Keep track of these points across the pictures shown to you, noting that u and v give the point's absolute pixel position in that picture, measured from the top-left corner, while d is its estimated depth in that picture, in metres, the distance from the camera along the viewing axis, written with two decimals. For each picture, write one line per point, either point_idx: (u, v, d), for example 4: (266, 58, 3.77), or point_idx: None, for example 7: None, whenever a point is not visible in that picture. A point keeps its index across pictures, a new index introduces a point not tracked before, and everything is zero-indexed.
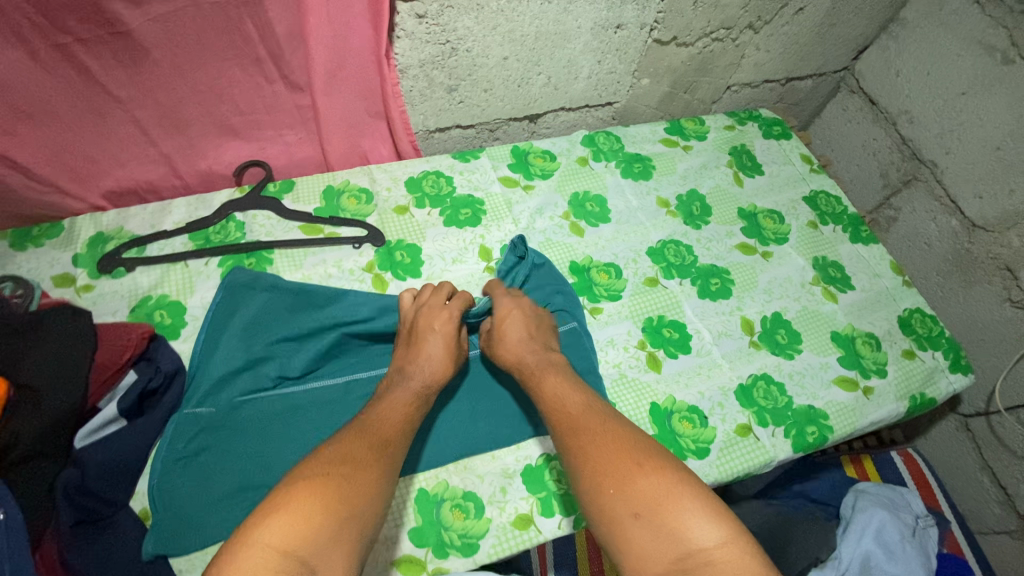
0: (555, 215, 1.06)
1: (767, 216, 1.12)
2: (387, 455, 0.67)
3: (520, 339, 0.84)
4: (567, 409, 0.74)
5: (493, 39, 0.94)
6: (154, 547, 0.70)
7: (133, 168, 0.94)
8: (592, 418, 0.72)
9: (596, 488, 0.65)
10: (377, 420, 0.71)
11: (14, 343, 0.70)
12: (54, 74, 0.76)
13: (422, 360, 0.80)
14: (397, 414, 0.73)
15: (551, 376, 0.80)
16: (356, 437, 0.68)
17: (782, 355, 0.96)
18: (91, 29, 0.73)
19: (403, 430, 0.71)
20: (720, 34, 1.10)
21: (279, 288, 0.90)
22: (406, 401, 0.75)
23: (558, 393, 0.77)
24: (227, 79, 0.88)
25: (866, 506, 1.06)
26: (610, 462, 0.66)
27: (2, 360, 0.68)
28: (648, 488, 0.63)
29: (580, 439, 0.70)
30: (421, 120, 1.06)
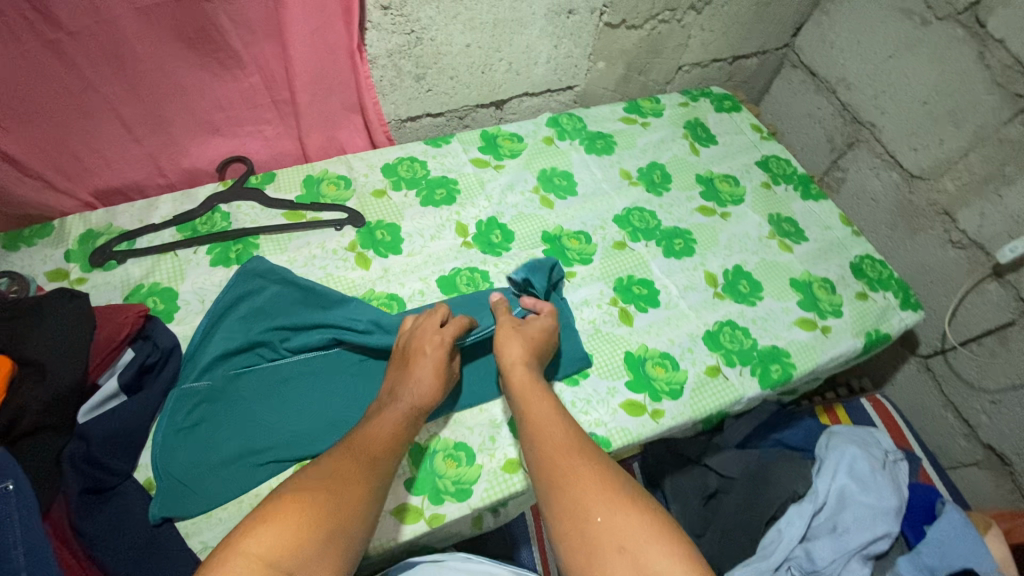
0: (526, 190, 1.12)
1: (723, 180, 1.19)
2: (376, 471, 0.68)
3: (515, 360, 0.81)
4: (558, 431, 0.73)
5: (455, 27, 1.01)
6: (160, 510, 0.73)
7: (119, 167, 0.99)
8: (585, 443, 0.72)
9: (579, 516, 0.64)
10: (364, 438, 0.71)
11: (18, 325, 0.74)
12: (43, 74, 0.82)
13: (410, 382, 0.78)
14: (386, 433, 0.72)
15: (537, 396, 0.78)
16: (342, 459, 0.68)
17: (745, 304, 1.03)
18: (80, 28, 0.80)
19: (392, 451, 0.71)
20: (665, 16, 1.19)
21: (289, 282, 0.92)
22: (396, 417, 0.74)
23: (547, 416, 0.75)
24: (207, 75, 0.94)
25: (838, 443, 1.12)
26: (596, 491, 0.65)
27: (8, 340, 0.72)
28: (633, 524, 0.62)
29: (566, 463, 0.69)
30: (392, 109, 1.12)
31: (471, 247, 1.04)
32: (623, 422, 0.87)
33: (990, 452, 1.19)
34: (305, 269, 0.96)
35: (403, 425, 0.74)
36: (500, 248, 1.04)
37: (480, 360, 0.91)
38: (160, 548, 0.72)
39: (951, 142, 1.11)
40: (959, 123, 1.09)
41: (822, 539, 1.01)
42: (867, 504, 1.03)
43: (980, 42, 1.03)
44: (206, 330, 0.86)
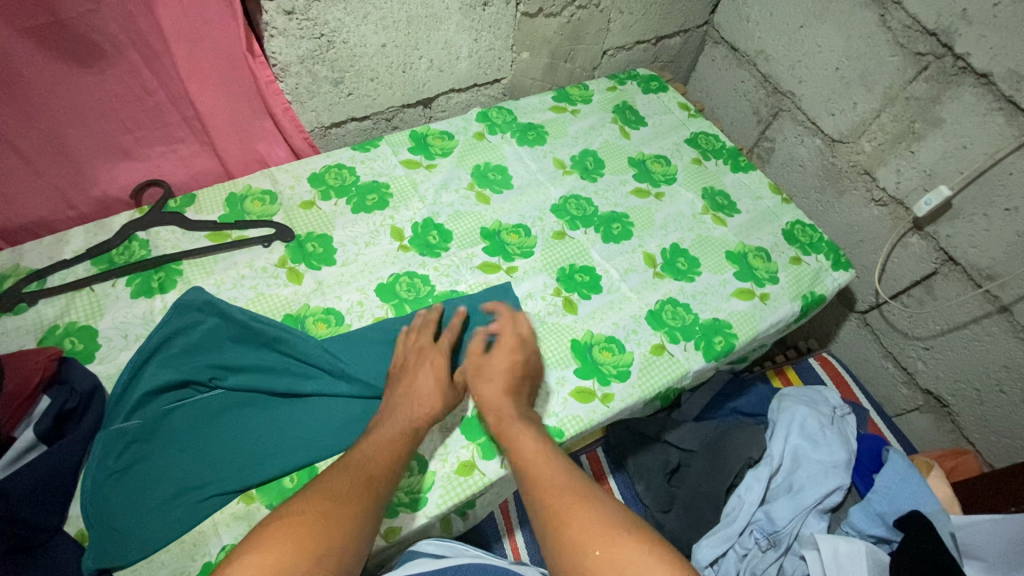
0: (460, 188, 1.11)
1: (655, 161, 1.20)
2: (370, 489, 0.68)
3: (503, 392, 0.82)
4: (551, 469, 0.73)
5: (368, 28, 0.99)
6: (95, 562, 0.69)
7: (21, 204, 0.93)
8: (579, 480, 0.71)
9: (578, 550, 0.63)
10: (365, 462, 0.71)
11: None
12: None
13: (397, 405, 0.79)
14: (384, 453, 0.73)
15: (526, 434, 0.77)
16: (340, 479, 0.68)
17: (684, 280, 1.04)
18: None
19: (389, 469, 0.72)
20: (583, 2, 1.19)
21: (226, 315, 0.85)
22: (394, 439, 0.75)
23: (538, 452, 0.75)
24: (106, 94, 0.90)
25: (788, 406, 1.16)
26: (594, 524, 0.65)
27: None
28: (632, 554, 0.60)
29: (560, 502, 0.68)
30: (314, 117, 1.09)
31: (408, 250, 1.02)
32: (574, 410, 0.88)
33: (929, 396, 1.25)
34: (234, 291, 0.92)
35: (405, 442, 0.76)
36: (438, 248, 1.02)
37: None
38: None
39: (864, 104, 1.15)
40: (870, 86, 1.13)
41: (779, 499, 1.04)
42: (819, 460, 1.07)
43: (880, 6, 1.07)
44: (133, 371, 0.80)
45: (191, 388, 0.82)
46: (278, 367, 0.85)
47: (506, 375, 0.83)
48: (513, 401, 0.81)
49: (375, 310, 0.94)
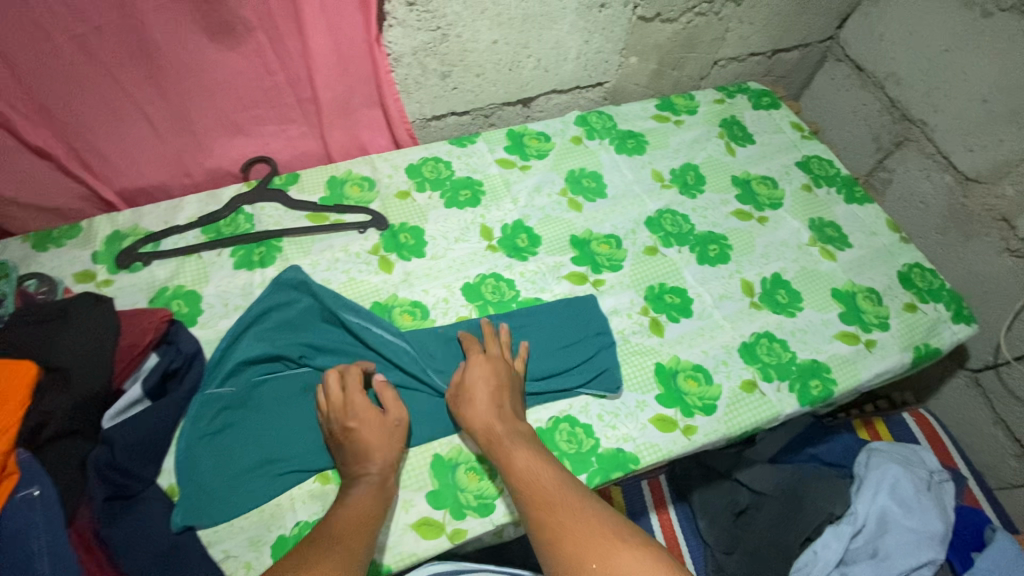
0: (553, 192, 1.08)
1: (761, 182, 1.13)
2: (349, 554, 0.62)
3: (485, 403, 0.78)
4: (541, 482, 0.69)
5: (482, 23, 0.97)
6: (183, 518, 0.73)
7: (144, 166, 1.00)
8: (568, 492, 0.67)
9: (575, 565, 0.59)
10: (341, 527, 0.66)
11: (45, 328, 0.74)
12: (66, 67, 0.83)
13: (352, 456, 0.75)
14: (357, 520, 0.67)
15: (512, 454, 0.73)
16: (313, 546, 0.62)
17: (784, 314, 0.97)
18: (105, 14, 0.80)
19: (364, 534, 0.66)
20: (703, 9, 1.13)
21: (319, 296, 0.88)
22: (372, 501, 0.70)
23: (530, 466, 0.71)
24: (231, 71, 0.93)
25: (879, 462, 1.07)
26: (592, 535, 0.61)
27: (37, 342, 0.73)
28: (631, 563, 0.57)
29: (558, 516, 0.64)
30: (417, 108, 1.10)
31: (496, 251, 1.00)
32: (653, 437, 0.84)
33: None
34: (328, 273, 0.95)
35: (376, 504, 0.70)
36: (526, 252, 1.01)
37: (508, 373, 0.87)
38: (184, 555, 0.71)
39: (1012, 143, 1.03)
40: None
41: (861, 565, 0.96)
42: (912, 528, 0.98)
43: None
44: (233, 344, 0.84)
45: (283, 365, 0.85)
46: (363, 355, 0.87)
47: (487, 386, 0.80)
48: (502, 412, 0.78)
49: (460, 308, 0.94)
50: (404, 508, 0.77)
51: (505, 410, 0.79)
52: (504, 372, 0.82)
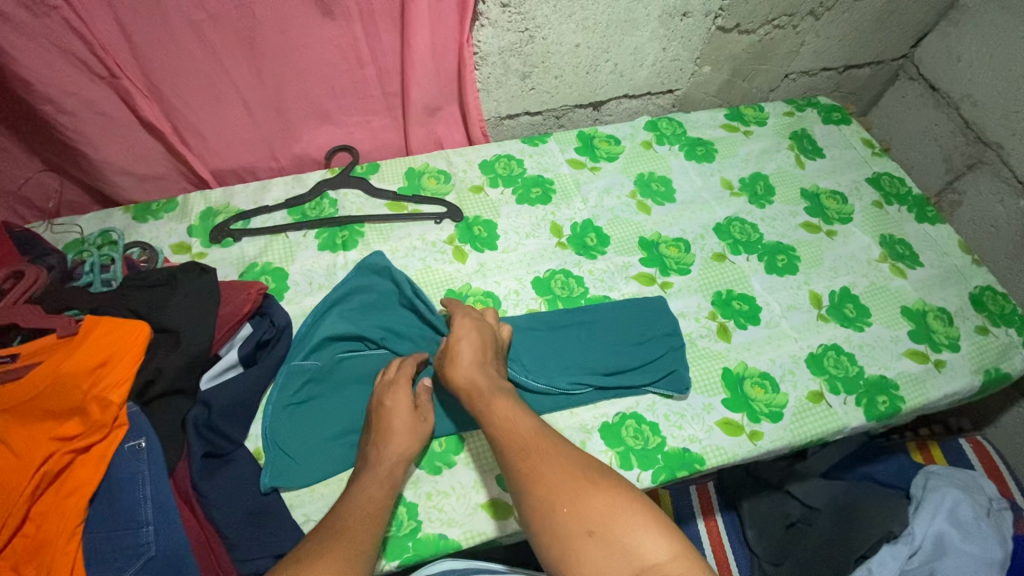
0: (623, 194, 1.10)
1: (830, 197, 1.13)
2: (357, 543, 0.61)
3: (471, 362, 0.79)
4: (519, 429, 0.70)
5: (568, 27, 1.00)
6: (270, 481, 0.77)
7: (237, 148, 1.06)
8: (541, 439, 0.69)
9: (546, 506, 0.62)
10: (364, 500, 0.68)
11: (158, 294, 0.81)
12: (180, 52, 0.89)
13: (383, 425, 0.77)
14: (366, 510, 0.67)
15: (496, 404, 0.74)
16: (320, 537, 0.62)
17: (852, 329, 0.97)
18: (222, 4, 0.85)
19: (374, 523, 0.66)
20: (781, 22, 1.14)
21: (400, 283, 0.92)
22: (390, 474, 0.73)
23: (509, 416, 0.72)
24: (327, 63, 0.98)
25: (938, 485, 1.04)
26: (565, 481, 0.63)
27: (151, 305, 0.79)
28: (599, 506, 0.60)
29: (533, 462, 0.66)
30: (494, 106, 1.13)
31: (566, 248, 1.03)
32: (719, 440, 0.85)
33: None
34: (406, 260, 1.00)
35: (395, 478, 0.73)
36: (595, 251, 1.03)
37: (577, 366, 0.89)
38: (268, 515, 0.75)
39: None
40: None
41: None
42: (971, 554, 0.95)
43: None
44: (319, 320, 0.88)
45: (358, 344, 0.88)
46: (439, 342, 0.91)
47: (473, 346, 0.81)
48: (485, 370, 0.78)
49: (530, 301, 0.97)
50: (475, 489, 0.81)
51: (492, 370, 0.80)
52: (489, 336, 0.83)
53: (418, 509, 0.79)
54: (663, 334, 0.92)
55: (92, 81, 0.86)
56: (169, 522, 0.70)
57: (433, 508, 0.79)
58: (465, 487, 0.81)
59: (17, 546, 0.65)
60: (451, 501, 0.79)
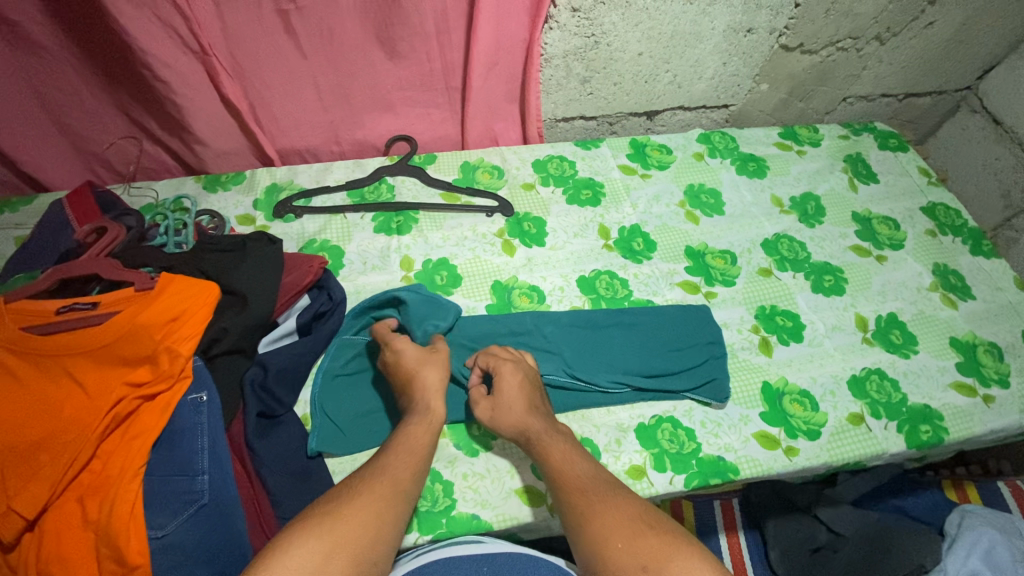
0: (672, 203, 1.11)
1: (882, 222, 1.12)
2: (394, 489, 0.67)
3: (523, 409, 0.78)
4: (576, 470, 0.72)
5: (633, 36, 1.03)
6: (317, 445, 0.80)
7: (304, 131, 1.11)
8: (598, 482, 0.71)
9: (601, 543, 0.64)
10: (394, 471, 0.69)
11: (230, 259, 0.86)
12: (265, 35, 0.94)
13: (420, 413, 0.76)
14: (409, 454, 0.71)
15: (554, 444, 0.75)
16: (366, 480, 0.67)
17: (897, 355, 0.96)
18: None
19: (413, 469, 0.70)
20: (845, 44, 1.14)
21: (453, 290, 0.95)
22: (422, 448, 0.73)
23: (566, 458, 0.74)
24: (398, 55, 1.02)
25: (975, 524, 1.02)
26: (621, 520, 0.66)
27: (223, 268, 0.84)
28: (652, 544, 0.63)
29: (590, 501, 0.68)
30: (551, 108, 1.16)
31: (612, 250, 1.04)
32: (754, 452, 0.85)
33: None
34: (456, 248, 1.03)
35: (425, 450, 0.73)
36: (641, 255, 1.04)
37: (618, 365, 0.90)
38: (312, 478, 0.79)
39: None
40: None
41: None
42: None
43: None
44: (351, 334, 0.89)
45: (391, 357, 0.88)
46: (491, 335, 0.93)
47: (522, 390, 0.80)
48: (537, 415, 0.79)
49: (574, 299, 0.98)
50: (510, 474, 0.83)
51: (544, 414, 0.80)
52: (529, 375, 0.83)
53: (454, 488, 0.81)
54: (704, 342, 0.93)
55: (184, 56, 0.92)
56: (223, 474, 0.74)
57: (468, 488, 0.81)
58: (500, 471, 0.83)
59: (83, 480, 0.70)
60: (486, 483, 0.82)
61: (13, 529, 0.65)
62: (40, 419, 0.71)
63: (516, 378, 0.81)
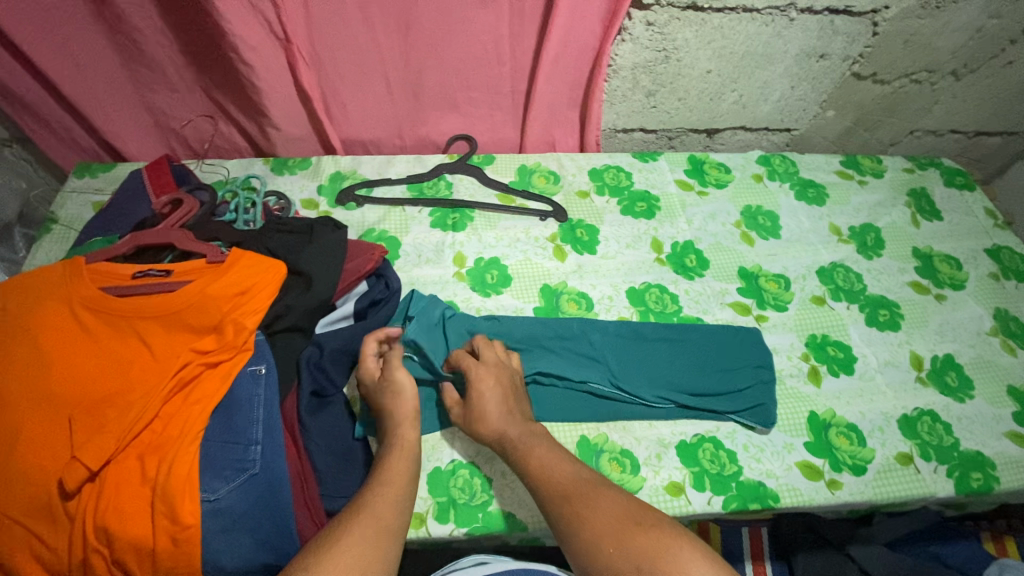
0: (728, 222, 1.11)
1: (944, 260, 1.09)
2: (382, 531, 0.65)
3: (497, 417, 0.79)
4: (557, 476, 0.72)
5: (704, 53, 1.03)
6: (363, 430, 0.86)
7: (370, 122, 1.15)
8: (582, 484, 0.71)
9: (592, 549, 0.64)
10: (375, 507, 0.68)
11: (298, 241, 0.90)
12: (346, 28, 0.97)
13: (397, 441, 0.76)
14: (393, 492, 0.70)
15: (533, 451, 0.76)
16: (350, 519, 0.66)
17: (952, 398, 0.94)
18: None
19: (399, 508, 0.69)
20: (920, 77, 1.12)
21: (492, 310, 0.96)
22: (402, 477, 0.73)
23: (545, 463, 0.74)
24: (469, 56, 1.04)
25: None
26: (608, 522, 0.65)
27: (291, 249, 0.88)
28: (642, 542, 0.62)
29: (575, 507, 0.68)
30: (612, 119, 1.16)
31: (663, 264, 1.04)
32: (796, 481, 0.84)
33: None
34: (509, 249, 1.05)
35: (407, 478, 0.73)
36: (693, 272, 1.04)
37: (663, 380, 0.90)
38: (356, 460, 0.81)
39: None
40: None
41: None
42: None
43: None
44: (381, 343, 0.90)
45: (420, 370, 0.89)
46: (537, 342, 0.93)
47: (499, 398, 0.80)
48: (512, 420, 0.80)
49: (622, 309, 0.99)
50: None
51: (520, 417, 0.81)
52: (507, 377, 0.83)
53: (492, 485, 0.82)
54: (752, 366, 0.92)
55: (268, 42, 0.95)
56: (274, 447, 0.76)
57: (506, 486, 0.82)
58: None
59: (144, 438, 0.73)
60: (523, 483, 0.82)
61: (78, 477, 0.68)
62: (111, 375, 0.75)
63: (492, 387, 0.81)
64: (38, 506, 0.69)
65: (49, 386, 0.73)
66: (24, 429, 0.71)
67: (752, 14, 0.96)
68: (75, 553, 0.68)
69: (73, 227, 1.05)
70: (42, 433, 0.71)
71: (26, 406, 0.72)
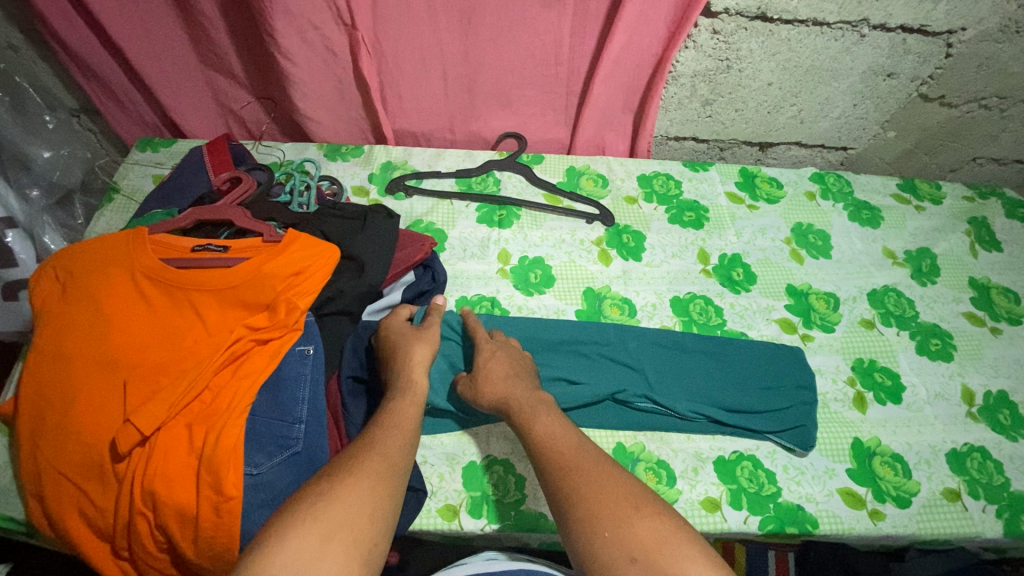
0: (777, 238, 1.09)
1: (1002, 293, 1.05)
2: (389, 468, 0.64)
3: (502, 377, 0.79)
4: (563, 444, 0.69)
5: (768, 64, 1.01)
6: None
7: (424, 115, 1.16)
8: (584, 458, 0.66)
9: (588, 528, 0.60)
10: (384, 447, 0.66)
11: (352, 226, 0.92)
12: (409, 19, 0.97)
13: (405, 387, 0.75)
14: (399, 436, 0.68)
15: (543, 413, 0.73)
16: (352, 458, 0.64)
17: (1003, 436, 0.90)
18: None
19: (404, 450, 0.67)
20: (990, 102, 1.08)
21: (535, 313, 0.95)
22: (411, 421, 0.71)
23: (550, 431, 0.71)
24: (527, 55, 1.04)
25: None
26: (607, 502, 0.61)
27: (344, 234, 0.90)
28: (641, 530, 0.58)
29: (574, 480, 0.64)
30: (665, 126, 1.15)
31: (709, 276, 1.03)
32: (836, 508, 0.82)
33: None
34: (553, 250, 1.05)
35: (415, 421, 0.71)
36: (740, 286, 1.02)
37: (705, 393, 0.89)
38: None
39: None
40: None
41: None
42: None
43: None
44: None
45: (449, 379, 0.87)
46: (577, 345, 0.92)
47: (507, 362, 0.81)
48: (517, 385, 0.78)
49: (665, 318, 0.98)
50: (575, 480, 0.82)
51: (530, 383, 0.79)
52: (515, 352, 0.84)
53: (526, 483, 0.82)
54: (795, 386, 0.91)
55: (333, 29, 0.96)
56: (317, 427, 0.78)
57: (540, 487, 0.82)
58: None
59: (193, 407, 0.74)
60: None
61: (130, 441, 0.69)
62: (164, 345, 0.77)
63: (500, 354, 0.82)
64: (92, 465, 0.71)
65: (107, 350, 0.76)
66: (81, 392, 0.74)
67: (822, 27, 0.94)
68: (122, 513, 0.70)
69: (134, 198, 1.08)
70: (98, 395, 0.74)
71: (86, 370, 0.75)
